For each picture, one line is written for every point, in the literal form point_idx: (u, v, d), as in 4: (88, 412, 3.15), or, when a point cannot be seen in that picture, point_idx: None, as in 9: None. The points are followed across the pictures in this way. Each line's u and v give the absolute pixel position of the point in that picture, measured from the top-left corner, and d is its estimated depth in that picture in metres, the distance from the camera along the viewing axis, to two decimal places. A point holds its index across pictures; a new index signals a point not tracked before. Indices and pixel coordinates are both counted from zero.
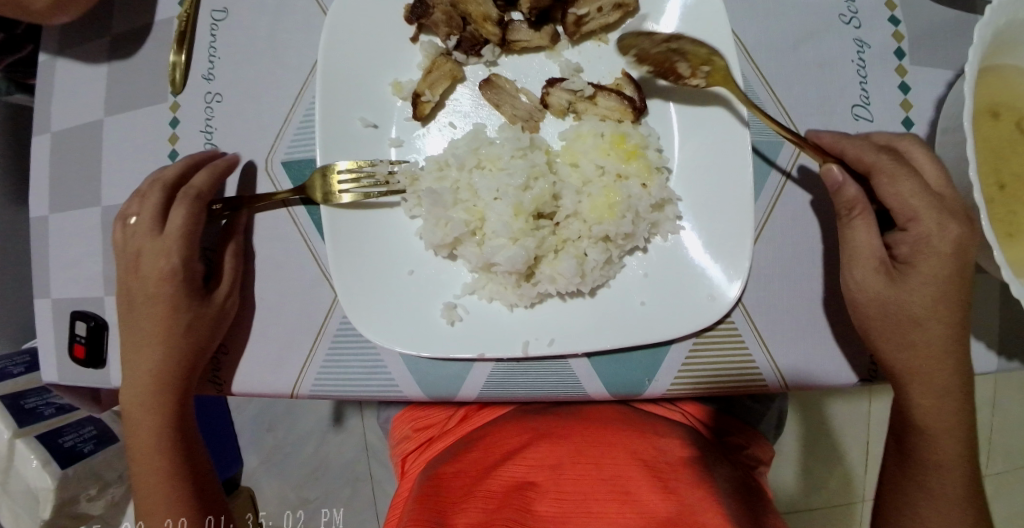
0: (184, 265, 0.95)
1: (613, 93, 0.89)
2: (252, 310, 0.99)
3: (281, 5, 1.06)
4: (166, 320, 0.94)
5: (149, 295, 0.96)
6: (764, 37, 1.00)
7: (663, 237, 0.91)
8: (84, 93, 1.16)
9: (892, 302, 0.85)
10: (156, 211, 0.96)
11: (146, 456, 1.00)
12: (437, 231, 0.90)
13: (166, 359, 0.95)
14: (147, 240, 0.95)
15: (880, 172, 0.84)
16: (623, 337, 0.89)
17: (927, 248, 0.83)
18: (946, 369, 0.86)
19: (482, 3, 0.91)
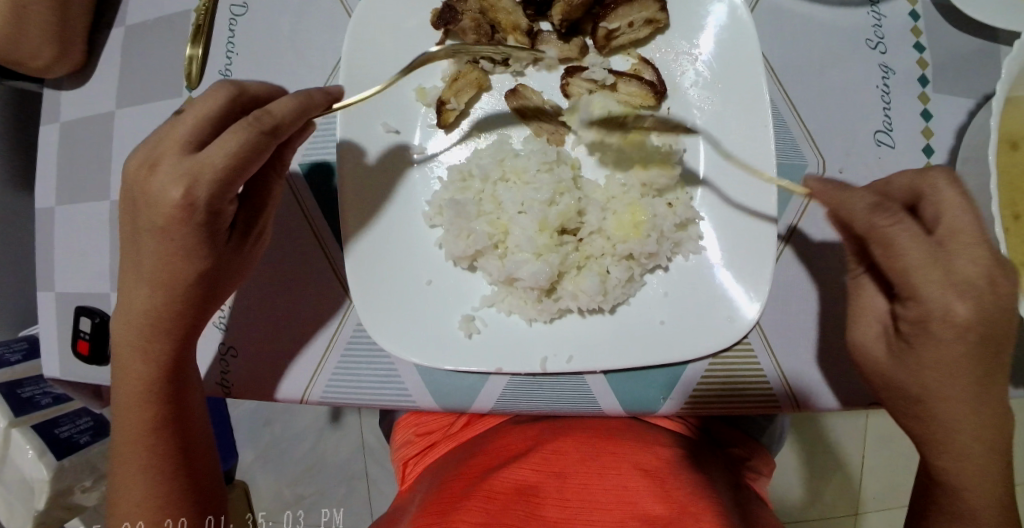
0: (210, 207, 0.78)
1: (634, 78, 0.88)
2: (266, 312, 0.98)
3: (302, 4, 1.05)
4: (179, 261, 0.81)
5: (158, 227, 0.79)
6: (790, 58, 1.00)
7: (685, 256, 0.90)
8: (99, 84, 1.15)
9: (891, 371, 0.79)
10: (204, 122, 0.78)
11: (130, 402, 0.90)
12: (459, 242, 0.89)
13: (172, 305, 0.85)
14: (179, 157, 0.77)
15: (875, 242, 0.73)
16: (642, 356, 0.88)
17: (928, 324, 0.73)
18: (960, 449, 0.77)
19: (512, 11, 0.91)
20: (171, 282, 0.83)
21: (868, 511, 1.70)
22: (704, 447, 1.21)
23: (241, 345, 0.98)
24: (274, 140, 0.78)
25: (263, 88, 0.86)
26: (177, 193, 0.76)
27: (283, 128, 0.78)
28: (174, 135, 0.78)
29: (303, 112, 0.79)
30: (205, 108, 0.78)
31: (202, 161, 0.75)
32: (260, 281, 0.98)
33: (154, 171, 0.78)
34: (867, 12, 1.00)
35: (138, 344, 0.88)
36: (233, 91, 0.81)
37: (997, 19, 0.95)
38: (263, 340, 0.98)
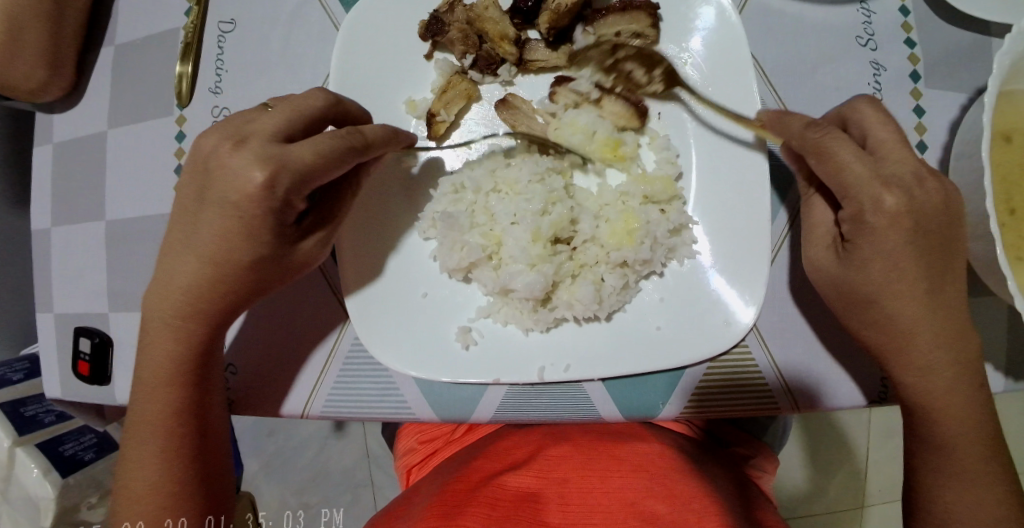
0: (286, 198, 0.78)
1: (620, 98, 0.91)
2: (266, 330, 0.98)
3: (291, 18, 1.04)
4: (242, 247, 0.81)
5: (230, 206, 0.79)
6: (780, 59, 1.00)
7: (680, 262, 0.90)
8: (91, 104, 1.15)
9: (850, 289, 0.82)
10: (299, 114, 0.80)
11: (155, 383, 0.89)
12: (453, 254, 0.89)
13: (222, 290, 0.85)
14: (268, 141, 0.78)
15: (812, 152, 0.79)
16: (637, 362, 0.88)
17: (869, 230, 0.78)
18: (919, 355, 0.82)
19: (498, 21, 0.91)
20: (227, 265, 0.83)
21: (872, 504, 1.70)
22: (705, 447, 1.22)
23: (242, 365, 0.98)
24: (360, 156, 0.81)
25: (358, 108, 0.88)
26: (259, 177, 0.76)
27: (372, 146, 0.82)
28: (268, 119, 0.80)
29: (390, 141, 0.85)
30: (303, 103, 0.81)
31: (290, 151, 0.77)
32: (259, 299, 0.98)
33: (239, 148, 0.78)
34: (856, 9, 1.00)
35: (184, 328, 0.87)
36: (330, 99, 0.83)
37: (987, 12, 0.94)
38: (261, 358, 0.97)
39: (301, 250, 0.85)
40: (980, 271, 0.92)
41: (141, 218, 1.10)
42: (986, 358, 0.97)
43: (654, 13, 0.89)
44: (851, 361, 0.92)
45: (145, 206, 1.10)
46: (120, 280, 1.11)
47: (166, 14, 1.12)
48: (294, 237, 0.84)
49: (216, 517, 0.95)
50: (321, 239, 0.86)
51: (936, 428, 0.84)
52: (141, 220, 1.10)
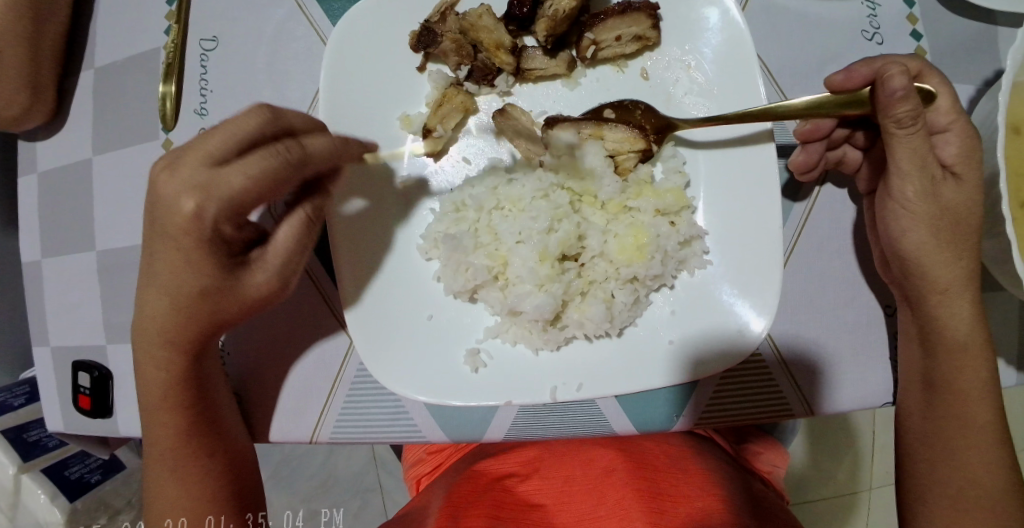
0: (218, 225, 0.75)
1: (620, 125, 0.85)
2: (256, 357, 0.95)
3: (275, 35, 1.00)
4: (184, 273, 0.78)
5: (172, 237, 0.76)
6: (785, 56, 0.97)
7: (690, 272, 0.88)
8: (75, 130, 1.11)
9: (932, 217, 0.80)
10: (231, 135, 0.74)
11: (149, 407, 0.88)
12: (459, 277, 0.86)
13: (178, 314, 0.82)
14: (196, 165, 0.73)
15: (931, 74, 0.82)
16: (642, 379, 0.86)
17: (952, 158, 0.81)
18: (965, 294, 0.83)
19: (493, 29, 0.87)
20: (180, 293, 0.80)
21: (878, 488, 1.66)
22: (720, 444, 1.21)
23: (242, 387, 0.95)
24: (294, 174, 0.76)
25: (305, 119, 0.82)
26: (188, 205, 0.73)
27: (309, 162, 0.77)
28: (202, 142, 0.75)
29: (336, 154, 0.80)
30: (238, 123, 0.75)
31: (218, 177, 0.73)
32: (248, 329, 0.95)
33: (172, 175, 0.74)
34: (860, 2, 0.97)
35: (146, 350, 0.86)
36: (266, 115, 0.76)
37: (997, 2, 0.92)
38: (249, 387, 0.95)
39: (253, 275, 0.81)
40: (991, 267, 0.91)
41: (132, 246, 1.07)
42: (998, 353, 0.96)
43: (655, 15, 0.87)
44: (858, 361, 0.93)
45: (135, 233, 1.07)
46: (115, 311, 1.08)
47: (147, 33, 1.08)
48: (243, 263, 0.81)
49: (216, 517, 0.90)
50: (276, 262, 0.82)
51: (965, 397, 0.84)
52: (132, 248, 1.07)
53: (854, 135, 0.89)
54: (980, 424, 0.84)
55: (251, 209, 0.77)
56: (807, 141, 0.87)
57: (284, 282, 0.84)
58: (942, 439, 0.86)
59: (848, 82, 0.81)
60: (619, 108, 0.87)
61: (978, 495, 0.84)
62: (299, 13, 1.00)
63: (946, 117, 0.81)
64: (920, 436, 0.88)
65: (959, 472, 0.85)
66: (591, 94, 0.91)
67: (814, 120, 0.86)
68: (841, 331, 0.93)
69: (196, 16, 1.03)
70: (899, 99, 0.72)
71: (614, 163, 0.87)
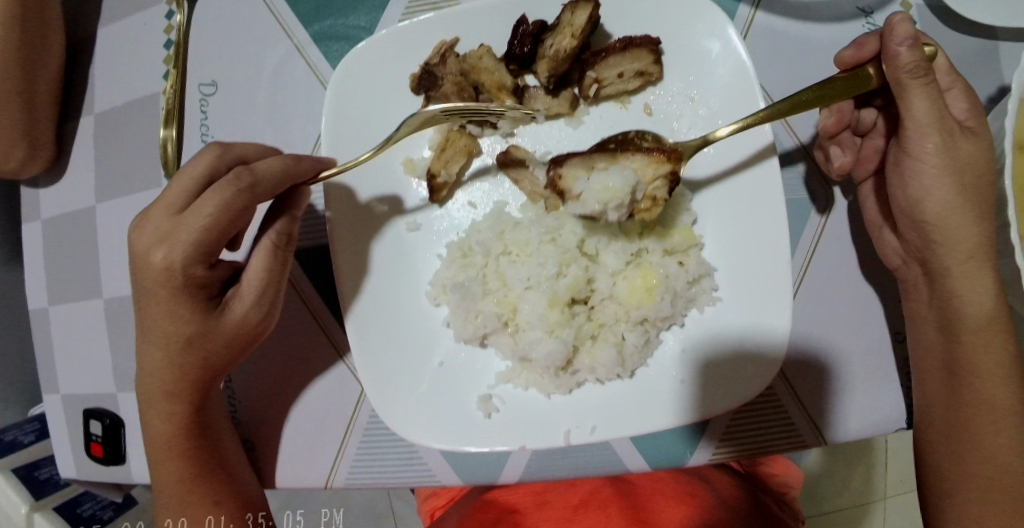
0: (189, 271, 0.76)
1: (637, 151, 0.81)
2: (262, 398, 0.96)
3: (273, 76, 0.99)
4: (164, 321, 0.79)
5: (150, 292, 0.78)
6: (788, 82, 0.97)
7: (700, 310, 0.87)
8: (77, 176, 1.11)
9: (953, 175, 0.77)
10: (189, 180, 0.76)
11: (159, 457, 0.90)
12: (468, 324, 0.86)
13: (170, 363, 0.83)
14: (160, 218, 0.76)
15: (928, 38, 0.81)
16: (645, 421, 0.85)
17: (964, 115, 0.80)
18: (987, 264, 0.80)
19: (494, 69, 0.86)
20: (168, 342, 0.81)
21: (894, 494, 1.60)
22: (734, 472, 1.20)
23: (248, 420, 0.96)
24: (251, 200, 0.75)
25: (255, 149, 0.84)
26: (157, 257, 0.75)
27: (261, 186, 0.75)
28: (163, 195, 0.77)
29: (289, 175, 0.78)
30: (190, 169, 0.77)
31: (181, 224, 0.75)
32: (251, 368, 0.96)
33: (140, 232, 0.77)
34: (861, 24, 0.97)
35: (148, 401, 0.88)
36: (218, 155, 0.78)
37: (994, 18, 0.92)
38: (257, 429, 0.96)
39: (232, 309, 0.81)
40: None
41: None
42: None
43: (656, 50, 0.87)
44: (870, 366, 0.91)
45: None
46: (124, 359, 1.08)
47: (146, 77, 1.07)
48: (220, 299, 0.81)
49: None
50: (252, 294, 0.81)
51: (984, 385, 0.82)
52: None
53: (863, 116, 0.88)
54: (1004, 405, 0.81)
55: (218, 248, 0.77)
56: (836, 135, 0.86)
57: (264, 311, 0.83)
58: (964, 429, 0.82)
59: (858, 55, 0.82)
60: (626, 144, 0.83)
61: (1004, 486, 0.81)
62: (296, 53, 0.98)
63: (948, 77, 0.81)
64: (939, 431, 0.84)
65: (983, 465, 0.82)
66: (595, 131, 0.90)
67: (836, 110, 0.84)
68: (856, 355, 0.92)
69: (193, 59, 1.02)
70: (906, 50, 0.70)
71: (645, 199, 0.81)
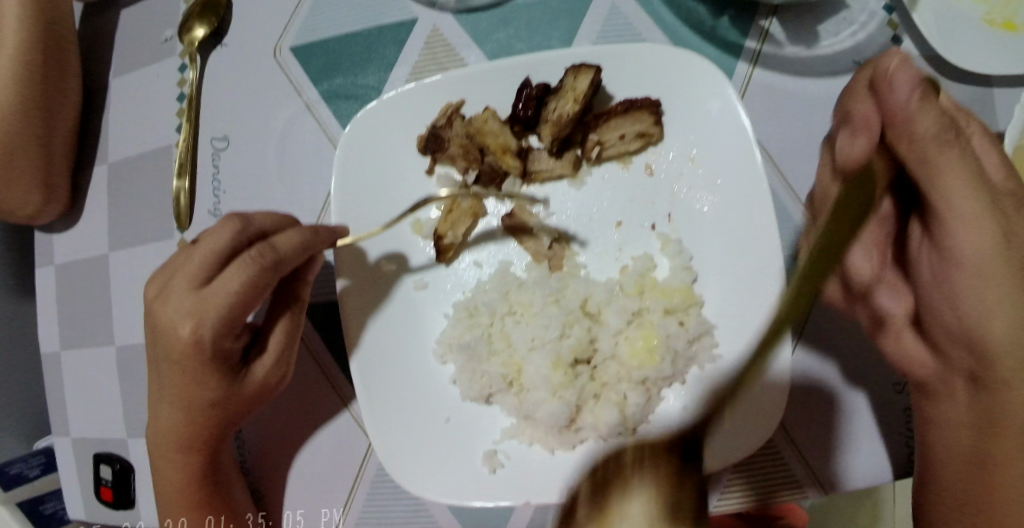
0: (216, 344, 0.82)
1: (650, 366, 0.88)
2: (271, 448, 0.98)
3: (283, 133, 1.02)
4: (191, 386, 0.85)
5: (174, 361, 0.84)
6: (790, 139, 0.98)
7: (701, 366, 0.88)
8: (89, 225, 1.14)
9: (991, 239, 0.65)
10: (212, 255, 0.81)
11: (173, 509, 0.92)
12: (474, 384, 0.89)
13: (191, 422, 0.88)
14: (186, 293, 0.81)
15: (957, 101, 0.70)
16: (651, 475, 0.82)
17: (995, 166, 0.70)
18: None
19: (499, 133, 0.89)
20: (192, 404, 0.86)
21: None
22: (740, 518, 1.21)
23: (257, 470, 0.98)
24: (274, 275, 0.81)
25: (272, 220, 0.87)
26: (186, 331, 0.81)
27: (284, 262, 0.81)
28: (184, 270, 0.83)
29: (307, 247, 0.83)
30: (211, 243, 0.81)
31: (208, 300, 0.80)
32: (261, 419, 0.99)
33: (167, 304, 0.83)
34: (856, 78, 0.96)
35: (166, 455, 0.91)
36: (239, 228, 0.82)
37: (987, 64, 0.90)
38: (264, 479, 0.98)
39: (255, 372, 0.86)
40: None
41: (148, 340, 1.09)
42: None
43: (656, 112, 0.90)
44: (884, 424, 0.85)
45: None
46: (134, 405, 1.09)
47: (158, 129, 1.10)
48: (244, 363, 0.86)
49: None
50: (274, 359, 0.86)
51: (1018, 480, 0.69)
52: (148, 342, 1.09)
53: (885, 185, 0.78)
54: None
55: (242, 320, 0.83)
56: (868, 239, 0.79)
57: (285, 372, 0.88)
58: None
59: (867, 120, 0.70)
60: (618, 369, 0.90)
61: None
62: (306, 112, 1.01)
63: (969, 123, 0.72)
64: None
65: None
66: (598, 191, 0.92)
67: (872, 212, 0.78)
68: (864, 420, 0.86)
69: (206, 114, 1.05)
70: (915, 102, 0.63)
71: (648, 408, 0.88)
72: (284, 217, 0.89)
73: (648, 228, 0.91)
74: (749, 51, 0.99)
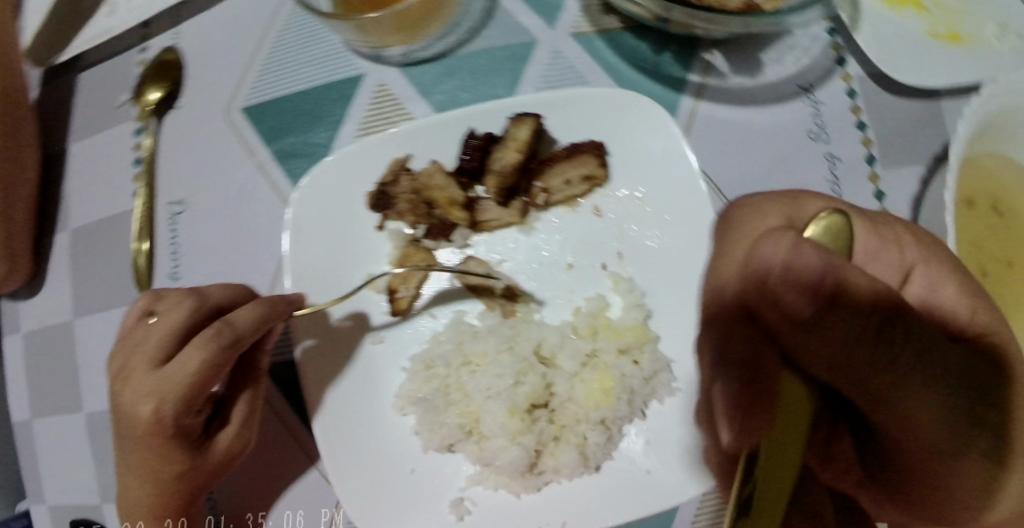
0: (178, 421, 0.82)
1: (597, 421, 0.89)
2: (241, 507, 0.98)
3: (238, 194, 1.03)
4: (156, 462, 0.85)
5: (137, 439, 0.84)
6: (741, 173, 0.95)
7: (660, 401, 0.89)
8: (54, 293, 1.14)
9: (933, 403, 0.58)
10: (171, 334, 0.82)
11: None
12: (433, 436, 0.90)
13: (159, 495, 0.88)
14: (146, 373, 0.82)
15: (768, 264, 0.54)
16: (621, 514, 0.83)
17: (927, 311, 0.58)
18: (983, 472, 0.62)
19: (445, 185, 0.91)
20: (159, 479, 0.86)
21: None
22: None
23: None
24: (234, 351, 0.82)
25: (228, 294, 0.89)
26: (146, 411, 0.80)
27: (243, 338, 0.83)
28: (143, 351, 0.84)
29: (265, 320, 0.85)
30: (169, 322, 0.83)
31: (168, 379, 0.80)
32: (230, 478, 0.99)
33: (128, 384, 0.83)
34: (803, 102, 0.96)
35: (137, 527, 0.92)
36: (197, 306, 0.84)
37: (926, 80, 0.91)
38: None
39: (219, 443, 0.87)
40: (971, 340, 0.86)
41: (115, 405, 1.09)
42: None
43: (600, 154, 0.92)
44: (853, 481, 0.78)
45: None
46: (107, 471, 1.10)
47: (117, 195, 1.11)
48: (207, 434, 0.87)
49: None
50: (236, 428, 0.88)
51: None
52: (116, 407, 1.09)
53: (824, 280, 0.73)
54: None
55: (204, 396, 0.83)
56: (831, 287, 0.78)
57: (248, 441, 0.90)
58: None
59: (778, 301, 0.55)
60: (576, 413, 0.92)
61: None
62: (260, 172, 1.03)
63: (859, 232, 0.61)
64: None
65: None
66: (548, 236, 0.94)
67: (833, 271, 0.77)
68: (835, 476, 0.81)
69: (162, 179, 1.06)
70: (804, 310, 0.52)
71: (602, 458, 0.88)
72: (241, 287, 0.91)
73: (599, 268, 0.93)
74: (692, 85, 0.99)
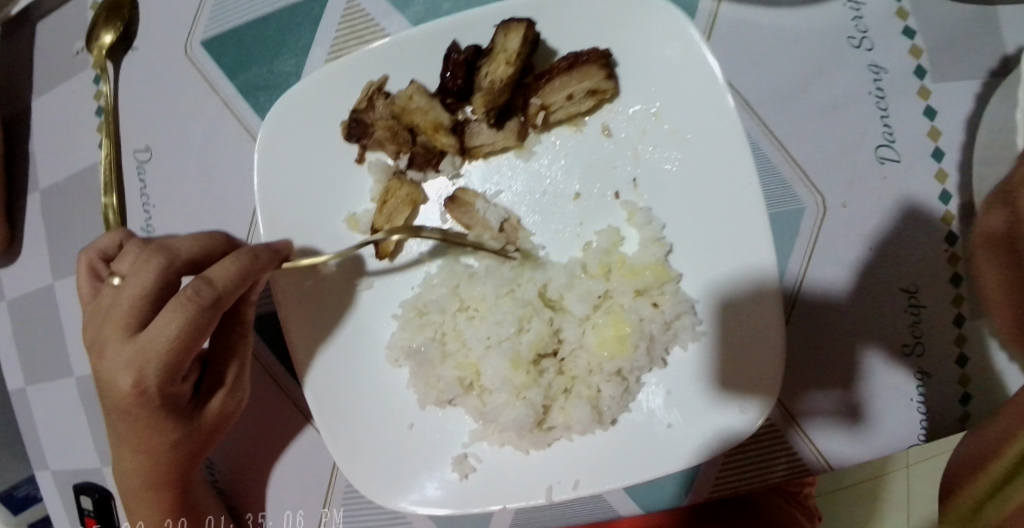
0: (163, 391, 0.76)
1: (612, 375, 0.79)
2: (241, 470, 0.93)
3: (205, 139, 0.93)
4: (146, 434, 0.79)
5: (120, 411, 0.77)
6: (766, 86, 0.82)
7: (683, 347, 0.78)
8: (32, 257, 1.08)
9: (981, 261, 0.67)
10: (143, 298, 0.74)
11: None
12: (429, 391, 0.82)
13: (154, 465, 0.82)
14: (121, 344, 0.74)
15: None
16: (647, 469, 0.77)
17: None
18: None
19: (429, 109, 0.79)
20: (151, 449, 0.81)
21: None
22: None
23: (231, 492, 0.93)
24: (216, 312, 0.73)
25: (198, 248, 0.79)
26: (126, 383, 0.73)
27: (224, 297, 0.74)
28: (114, 318, 0.75)
29: (247, 275, 0.75)
30: (138, 285, 0.74)
31: (145, 348, 0.72)
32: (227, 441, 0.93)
33: (103, 355, 0.75)
34: (842, 3, 0.81)
35: (135, 497, 0.87)
36: (166, 264, 0.75)
37: None
38: (239, 500, 0.93)
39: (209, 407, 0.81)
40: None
41: None
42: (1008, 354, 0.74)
43: (606, 64, 0.78)
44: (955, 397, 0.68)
45: None
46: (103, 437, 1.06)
47: (83, 147, 1.03)
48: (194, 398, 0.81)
49: None
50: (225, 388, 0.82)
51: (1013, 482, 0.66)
52: None
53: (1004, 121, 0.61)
54: None
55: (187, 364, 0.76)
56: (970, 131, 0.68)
57: (238, 401, 0.85)
58: None
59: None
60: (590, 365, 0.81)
61: None
62: (226, 111, 0.92)
63: None
64: None
65: None
66: (550, 163, 0.82)
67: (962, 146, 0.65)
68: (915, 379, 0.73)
69: (124, 125, 0.97)
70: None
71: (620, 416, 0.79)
72: (213, 235, 0.81)
73: (611, 198, 0.81)
74: None
